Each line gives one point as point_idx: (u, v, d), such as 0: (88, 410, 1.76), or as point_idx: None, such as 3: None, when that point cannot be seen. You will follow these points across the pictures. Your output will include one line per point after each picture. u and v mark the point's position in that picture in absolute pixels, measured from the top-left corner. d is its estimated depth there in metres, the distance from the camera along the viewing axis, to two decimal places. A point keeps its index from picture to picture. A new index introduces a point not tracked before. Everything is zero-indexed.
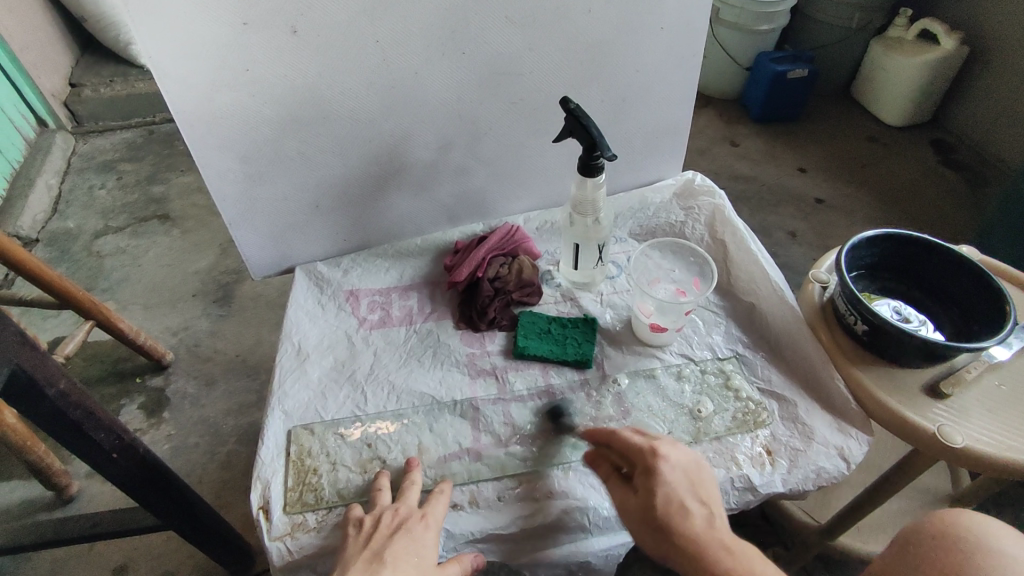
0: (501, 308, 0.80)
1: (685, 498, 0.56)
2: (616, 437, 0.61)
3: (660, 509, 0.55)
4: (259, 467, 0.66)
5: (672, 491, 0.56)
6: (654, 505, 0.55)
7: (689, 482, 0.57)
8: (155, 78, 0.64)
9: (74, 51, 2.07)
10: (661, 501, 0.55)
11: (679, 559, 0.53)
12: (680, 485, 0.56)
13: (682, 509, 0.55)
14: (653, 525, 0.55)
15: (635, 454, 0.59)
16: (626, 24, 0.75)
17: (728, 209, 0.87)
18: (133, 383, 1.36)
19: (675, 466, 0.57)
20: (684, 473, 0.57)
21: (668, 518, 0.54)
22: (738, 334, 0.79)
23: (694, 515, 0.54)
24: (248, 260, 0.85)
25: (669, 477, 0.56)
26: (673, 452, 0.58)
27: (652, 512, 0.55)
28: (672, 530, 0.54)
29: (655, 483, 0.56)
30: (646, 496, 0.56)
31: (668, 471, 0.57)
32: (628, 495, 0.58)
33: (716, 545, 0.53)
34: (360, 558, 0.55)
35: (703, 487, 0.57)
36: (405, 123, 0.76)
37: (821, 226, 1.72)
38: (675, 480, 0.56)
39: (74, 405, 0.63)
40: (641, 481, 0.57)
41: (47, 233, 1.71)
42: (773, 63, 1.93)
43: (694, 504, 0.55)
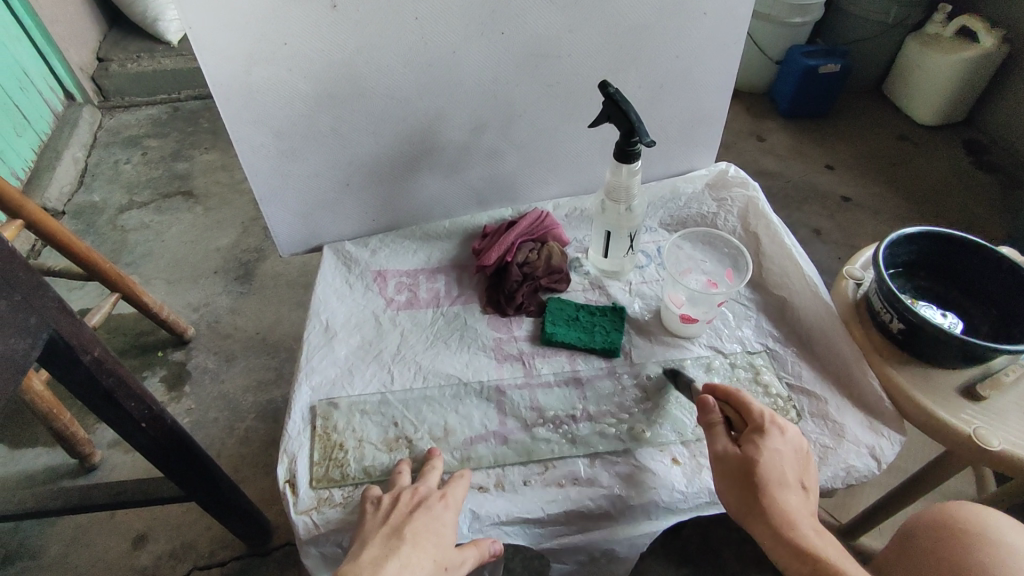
0: (530, 294, 0.80)
1: (786, 472, 0.57)
2: (741, 397, 0.62)
3: (764, 469, 0.56)
4: (286, 442, 0.66)
5: (779, 459, 0.57)
6: (755, 463, 0.56)
7: (797, 460, 0.58)
8: (195, 50, 0.64)
9: (102, 26, 2.08)
10: (767, 464, 0.56)
11: (760, 521, 0.55)
12: (786, 460, 0.57)
13: (781, 481, 0.56)
14: (749, 480, 0.56)
15: (753, 416, 0.60)
16: (669, 8, 0.74)
17: (762, 202, 0.86)
18: (155, 356, 1.37)
19: (789, 442, 0.58)
20: (792, 451, 0.58)
21: (768, 480, 0.56)
22: (769, 329, 0.78)
23: (790, 490, 0.56)
24: (277, 236, 0.85)
25: (780, 449, 0.57)
26: (790, 429, 0.59)
27: (750, 467, 0.56)
28: (771, 492, 0.55)
29: (763, 447, 0.57)
30: (749, 455, 0.57)
31: (781, 443, 0.58)
32: (729, 448, 0.59)
33: (805, 527, 0.54)
34: (378, 532, 0.56)
35: (802, 470, 0.58)
36: (440, 103, 0.76)
37: (848, 225, 1.69)
38: (784, 452, 0.57)
39: (107, 372, 0.63)
40: (751, 439, 0.58)
41: (73, 205, 1.73)
42: (804, 57, 1.90)
43: (793, 480, 0.57)
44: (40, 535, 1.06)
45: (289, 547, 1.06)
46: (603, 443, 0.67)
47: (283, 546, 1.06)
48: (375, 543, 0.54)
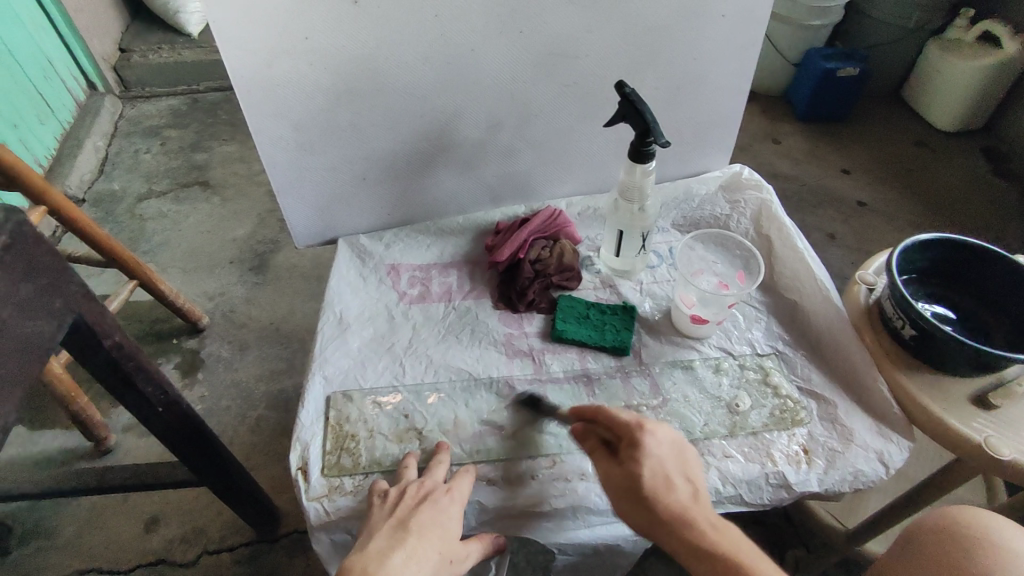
0: (541, 291, 0.80)
1: (669, 472, 0.57)
2: (607, 411, 0.61)
3: (647, 482, 0.56)
4: (299, 430, 0.68)
5: (657, 466, 0.57)
6: (637, 476, 0.56)
7: (673, 458, 0.58)
8: (218, 44, 0.65)
9: (125, 17, 2.12)
10: (647, 474, 0.56)
11: (664, 534, 0.54)
12: (663, 460, 0.57)
13: (666, 484, 0.56)
14: (640, 498, 0.55)
15: (623, 429, 0.59)
16: (687, 10, 0.74)
17: (776, 205, 0.86)
18: (170, 344, 1.40)
19: (661, 442, 0.58)
20: (666, 449, 0.58)
21: (652, 490, 0.55)
22: (779, 332, 0.78)
23: (676, 490, 0.56)
24: (293, 228, 0.86)
25: (654, 452, 0.57)
26: (659, 430, 0.59)
27: (635, 485, 0.56)
28: (660, 502, 0.55)
29: (640, 455, 0.57)
30: (631, 470, 0.56)
31: (653, 447, 0.58)
32: (613, 468, 0.58)
33: (701, 522, 0.54)
34: (385, 524, 0.57)
35: (683, 462, 0.58)
36: (457, 100, 0.76)
37: (862, 230, 1.68)
38: (659, 455, 0.57)
39: (127, 357, 0.65)
40: (627, 454, 0.58)
41: (93, 193, 1.76)
42: (822, 60, 1.88)
43: (676, 479, 0.57)
44: (56, 514, 1.09)
45: (297, 534, 1.08)
46: None
47: (291, 533, 1.08)
48: (382, 535, 0.55)
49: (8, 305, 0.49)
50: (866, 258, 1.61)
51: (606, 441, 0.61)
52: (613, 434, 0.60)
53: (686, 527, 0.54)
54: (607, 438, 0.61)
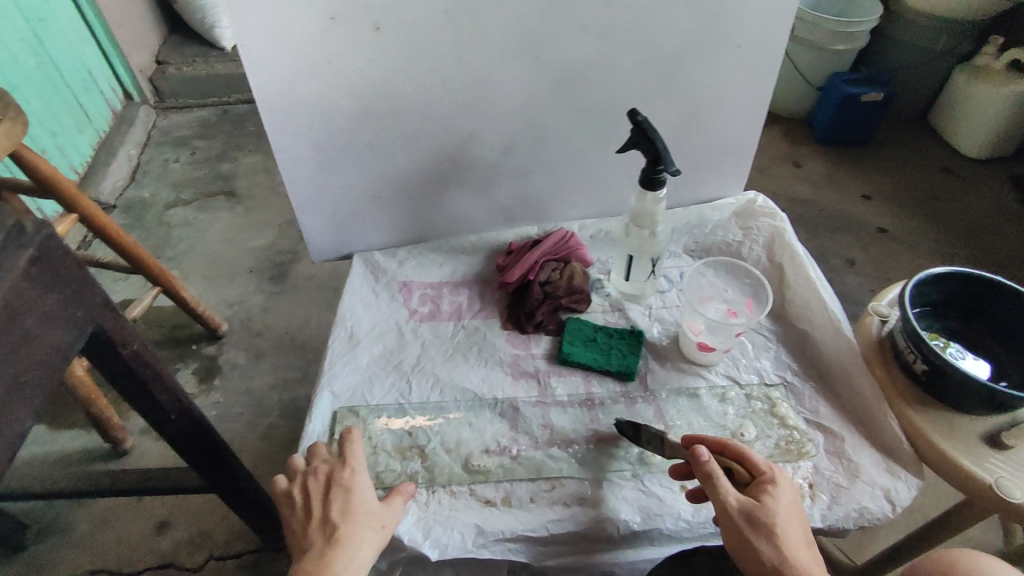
0: (549, 313, 0.81)
1: (794, 519, 0.58)
2: (740, 448, 0.63)
3: (774, 518, 0.57)
4: (305, 443, 0.69)
5: (787, 508, 0.58)
6: (764, 511, 0.57)
7: (800, 510, 0.59)
8: (244, 65, 0.68)
9: (162, 30, 2.19)
10: (775, 513, 0.57)
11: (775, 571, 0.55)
12: (793, 509, 0.59)
13: (790, 530, 0.57)
14: (760, 529, 0.56)
15: (758, 469, 0.61)
16: (703, 40, 0.75)
17: (789, 233, 0.85)
18: (189, 349, 1.43)
19: (790, 493, 0.60)
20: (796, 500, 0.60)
21: (777, 528, 0.56)
22: (788, 363, 0.77)
23: (798, 537, 0.57)
24: (310, 243, 0.88)
25: (785, 498, 0.59)
26: (789, 480, 0.61)
27: (758, 516, 0.57)
28: (780, 539, 0.56)
29: (770, 492, 0.59)
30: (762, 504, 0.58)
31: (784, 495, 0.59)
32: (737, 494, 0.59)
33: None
34: (311, 530, 0.58)
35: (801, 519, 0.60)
36: (472, 123, 0.78)
37: (883, 257, 1.65)
38: (789, 504, 0.59)
39: (144, 365, 0.67)
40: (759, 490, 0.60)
41: (124, 200, 1.81)
42: (845, 85, 1.87)
43: (800, 531, 0.58)
44: (70, 513, 1.11)
45: None
46: (611, 465, 0.68)
47: None
48: (314, 544, 0.57)
49: (34, 314, 0.51)
50: (886, 286, 1.58)
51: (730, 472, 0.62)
52: (745, 465, 0.62)
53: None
54: (730, 470, 0.62)
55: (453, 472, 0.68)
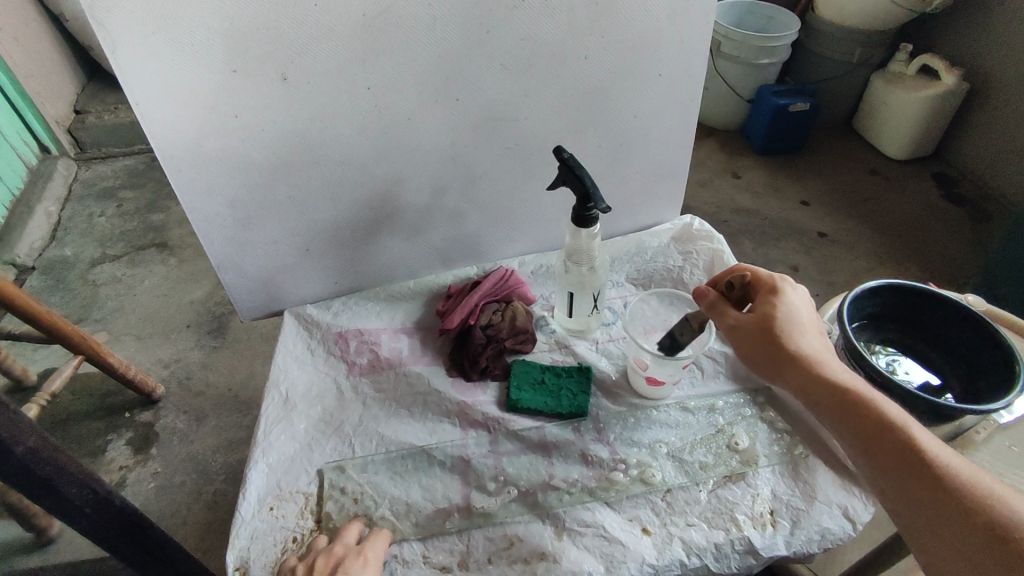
0: (494, 356, 0.77)
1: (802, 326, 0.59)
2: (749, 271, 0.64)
3: (780, 318, 0.58)
4: (237, 526, 0.62)
5: (793, 310, 0.59)
6: (773, 309, 0.58)
7: (811, 311, 0.60)
8: (142, 123, 0.63)
9: (79, 79, 2.09)
10: (781, 317, 0.58)
11: (793, 366, 0.56)
12: (803, 310, 0.59)
13: (800, 331, 0.57)
14: (770, 338, 0.57)
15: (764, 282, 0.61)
16: (623, 71, 0.75)
17: (728, 255, 0.85)
18: (122, 418, 1.33)
19: (800, 301, 0.60)
20: (804, 303, 0.60)
21: (783, 327, 0.57)
22: (737, 384, 0.76)
23: (805, 334, 0.57)
24: (237, 302, 0.83)
25: (793, 303, 0.59)
26: (797, 286, 0.62)
27: (767, 325, 0.58)
28: (790, 344, 0.56)
29: (783, 293, 0.60)
30: (769, 309, 0.58)
31: (795, 299, 0.60)
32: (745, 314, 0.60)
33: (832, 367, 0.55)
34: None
35: (816, 319, 0.60)
36: (397, 168, 0.75)
37: (823, 261, 1.70)
38: (799, 309, 0.59)
39: (45, 461, 0.60)
40: (766, 294, 0.61)
41: (44, 261, 1.70)
42: (773, 97, 1.93)
43: (811, 331, 0.58)
44: None
45: None
46: (568, 511, 0.64)
47: None
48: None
49: None
50: (829, 289, 1.62)
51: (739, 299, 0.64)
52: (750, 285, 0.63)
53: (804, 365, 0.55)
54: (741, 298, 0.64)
55: (403, 535, 0.62)
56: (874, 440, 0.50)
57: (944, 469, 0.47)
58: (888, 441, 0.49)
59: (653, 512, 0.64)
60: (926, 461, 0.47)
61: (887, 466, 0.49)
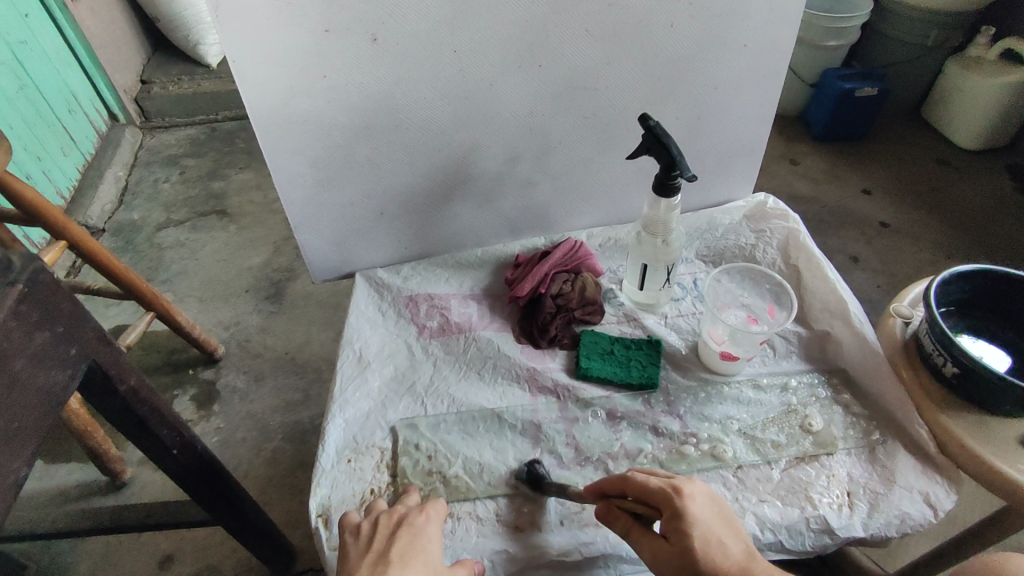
0: (563, 326, 0.78)
1: (720, 532, 0.53)
2: (637, 480, 0.56)
3: (699, 549, 0.51)
4: (318, 475, 0.64)
5: (706, 529, 0.52)
6: (690, 542, 0.52)
7: (715, 510, 0.54)
8: (236, 82, 0.65)
9: (146, 49, 2.16)
10: (700, 545, 0.52)
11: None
12: (710, 520, 0.53)
13: (723, 550, 0.52)
14: (699, 574, 0.51)
15: (660, 500, 0.54)
16: (709, 40, 0.73)
17: (804, 234, 0.83)
18: (186, 374, 1.39)
19: (703, 504, 0.54)
20: (706, 508, 0.54)
21: (704, 560, 0.51)
22: (811, 366, 0.74)
23: (730, 546, 0.52)
24: (310, 263, 0.85)
25: (701, 519, 0.53)
26: (692, 486, 0.55)
27: (694, 561, 0.51)
28: (720, 573, 0.51)
29: (692, 505, 0.53)
30: (685, 545, 0.52)
31: (698, 511, 0.53)
32: (656, 543, 0.54)
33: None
34: (363, 563, 0.53)
35: (731, 522, 0.54)
36: (476, 134, 0.75)
37: (886, 252, 1.64)
38: (707, 518, 0.53)
39: (141, 401, 0.64)
40: (673, 522, 0.53)
41: (113, 224, 1.77)
42: (840, 80, 1.86)
43: (731, 540, 0.53)
44: (70, 551, 1.09)
45: (311, 572, 1.07)
46: None
47: (306, 572, 1.07)
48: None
49: (22, 356, 0.47)
50: (891, 280, 1.57)
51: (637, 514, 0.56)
52: (647, 503, 0.55)
53: None
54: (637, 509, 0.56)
55: (476, 493, 0.64)
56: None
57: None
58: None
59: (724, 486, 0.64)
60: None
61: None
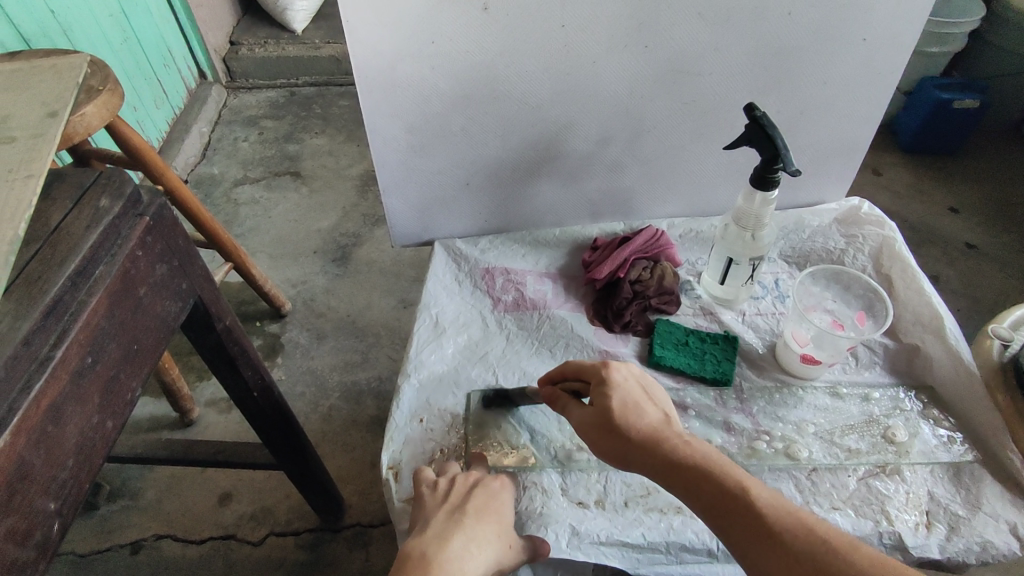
0: (638, 313, 0.77)
1: (639, 399, 0.55)
2: (575, 362, 0.61)
3: (616, 405, 0.54)
4: (391, 430, 0.66)
5: (625, 391, 0.55)
6: (608, 394, 0.55)
7: (642, 384, 0.57)
8: (347, 43, 0.66)
9: (236, 11, 2.23)
10: (618, 404, 0.54)
11: (637, 454, 0.52)
12: (634, 388, 0.56)
13: (637, 411, 0.54)
14: (612, 425, 0.53)
15: (590, 372, 0.59)
16: (827, 32, 0.70)
17: (900, 243, 0.79)
18: (254, 325, 1.45)
19: (629, 378, 0.57)
20: (631, 380, 0.57)
21: (623, 413, 0.54)
22: (896, 379, 0.71)
23: (644, 408, 0.54)
24: (392, 227, 0.87)
25: (623, 384, 0.56)
26: (625, 365, 0.59)
27: (609, 414, 0.54)
28: (633, 424, 0.53)
29: (615, 372, 0.57)
30: (602, 400, 0.55)
31: (621, 379, 0.57)
32: (584, 409, 0.57)
33: (676, 437, 0.52)
34: (440, 511, 0.55)
35: (653, 394, 0.57)
36: (571, 112, 0.75)
37: (969, 275, 1.55)
38: (628, 385, 0.56)
39: (234, 340, 0.67)
40: (596, 389, 0.56)
41: (195, 176, 1.85)
42: (937, 89, 1.75)
43: (650, 404, 0.55)
44: (139, 478, 1.16)
45: (359, 527, 1.11)
46: None
47: (354, 526, 1.12)
48: (439, 522, 0.54)
49: (145, 284, 0.50)
50: (972, 304, 1.48)
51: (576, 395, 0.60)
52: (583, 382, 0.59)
53: (654, 442, 0.51)
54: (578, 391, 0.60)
55: (542, 465, 0.64)
56: (716, 509, 0.47)
57: (778, 523, 0.44)
58: (738, 510, 0.46)
59: (795, 488, 0.62)
60: (766, 519, 0.44)
61: (741, 542, 0.45)
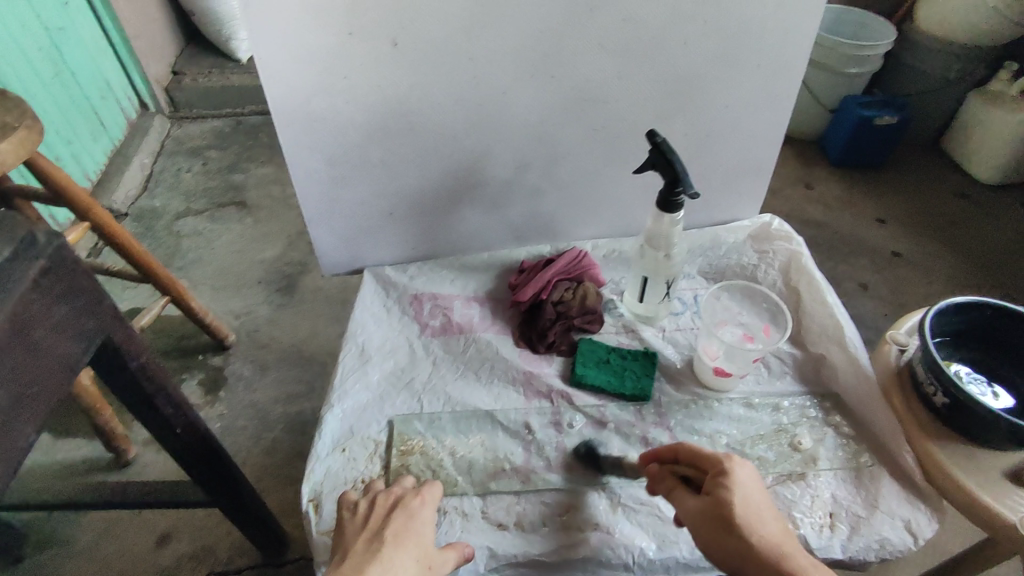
0: (562, 333, 0.79)
1: (760, 507, 0.53)
2: (689, 445, 0.58)
3: (739, 508, 0.52)
4: (312, 461, 0.66)
5: (748, 493, 0.53)
6: (735, 497, 0.53)
7: (762, 489, 0.55)
8: (260, 78, 0.67)
9: (179, 42, 2.21)
10: (738, 505, 0.52)
11: (751, 567, 0.50)
12: (756, 493, 0.54)
13: (757, 517, 0.52)
14: (731, 525, 0.52)
15: (709, 461, 0.56)
16: (721, 60, 0.74)
17: (806, 257, 0.84)
18: (195, 359, 1.42)
19: (750, 477, 0.55)
20: (754, 483, 0.55)
21: (745, 519, 0.52)
22: (804, 388, 0.75)
23: (767, 520, 0.53)
24: (321, 258, 0.88)
25: (745, 484, 0.54)
26: (747, 465, 0.56)
27: (729, 515, 0.52)
28: (751, 533, 0.51)
29: (740, 469, 0.55)
30: (719, 497, 0.53)
31: (743, 478, 0.54)
32: (696, 499, 0.55)
33: (797, 559, 0.50)
34: (358, 540, 0.55)
35: (772, 501, 0.55)
36: (487, 140, 0.77)
37: (896, 282, 1.63)
38: (749, 487, 0.54)
39: (150, 378, 0.66)
40: (714, 482, 0.54)
41: (136, 209, 1.82)
42: (859, 108, 1.86)
43: (769, 515, 0.53)
44: (71, 524, 1.12)
45: (303, 561, 1.09)
46: (625, 488, 0.65)
47: (297, 560, 1.09)
48: (356, 553, 0.54)
49: (42, 326, 0.49)
50: (899, 309, 1.56)
51: (684, 478, 0.58)
52: (697, 466, 0.57)
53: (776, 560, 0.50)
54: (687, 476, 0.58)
55: (462, 489, 0.65)
56: None
57: None
58: None
59: None
60: None
61: None
